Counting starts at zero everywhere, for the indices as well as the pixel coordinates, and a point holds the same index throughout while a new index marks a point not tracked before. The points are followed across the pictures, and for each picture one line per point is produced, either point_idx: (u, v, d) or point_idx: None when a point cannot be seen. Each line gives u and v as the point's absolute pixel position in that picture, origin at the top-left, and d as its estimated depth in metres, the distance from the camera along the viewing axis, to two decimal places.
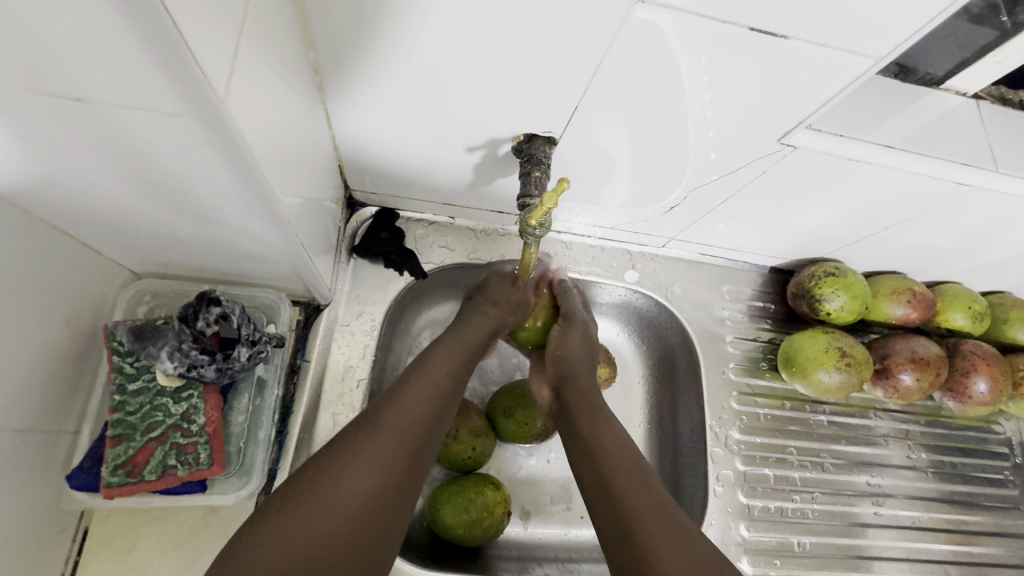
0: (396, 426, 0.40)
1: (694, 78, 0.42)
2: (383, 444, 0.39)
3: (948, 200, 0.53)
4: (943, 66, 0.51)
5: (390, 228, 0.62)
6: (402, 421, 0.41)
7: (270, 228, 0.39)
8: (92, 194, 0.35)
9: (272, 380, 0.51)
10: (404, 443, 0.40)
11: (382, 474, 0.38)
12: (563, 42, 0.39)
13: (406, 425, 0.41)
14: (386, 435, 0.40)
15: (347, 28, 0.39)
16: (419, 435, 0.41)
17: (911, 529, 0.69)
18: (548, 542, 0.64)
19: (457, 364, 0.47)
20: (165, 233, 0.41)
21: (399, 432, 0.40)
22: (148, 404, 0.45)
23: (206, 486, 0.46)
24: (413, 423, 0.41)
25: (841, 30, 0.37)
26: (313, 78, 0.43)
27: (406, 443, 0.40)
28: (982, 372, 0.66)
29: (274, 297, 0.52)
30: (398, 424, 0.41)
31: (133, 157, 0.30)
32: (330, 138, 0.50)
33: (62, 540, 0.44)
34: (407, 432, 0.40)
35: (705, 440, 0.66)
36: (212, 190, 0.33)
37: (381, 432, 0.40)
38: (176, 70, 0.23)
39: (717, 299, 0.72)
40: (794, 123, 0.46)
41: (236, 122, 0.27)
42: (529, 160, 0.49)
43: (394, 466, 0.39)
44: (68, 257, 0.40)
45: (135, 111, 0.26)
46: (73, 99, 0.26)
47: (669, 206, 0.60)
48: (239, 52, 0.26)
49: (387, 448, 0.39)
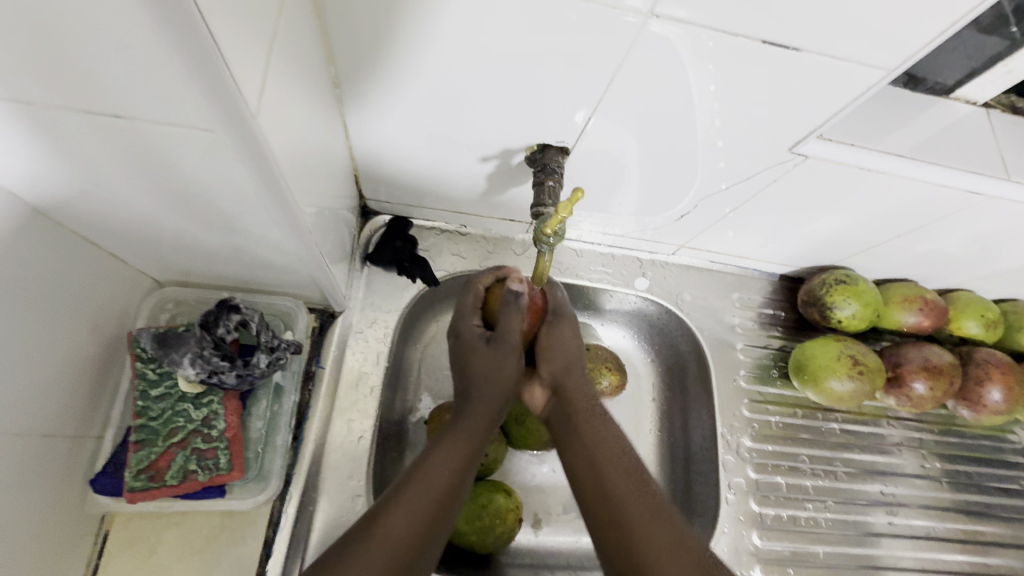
0: (427, 487, 0.42)
1: (705, 89, 0.43)
2: (415, 502, 0.41)
3: (960, 208, 0.53)
4: (952, 75, 0.51)
5: (403, 235, 0.62)
6: (430, 483, 0.42)
7: (290, 238, 0.39)
8: (121, 206, 0.36)
9: (288, 386, 0.52)
10: (437, 500, 0.42)
11: (421, 524, 0.40)
12: (578, 55, 0.40)
13: (442, 480, 0.43)
14: (418, 494, 0.41)
15: (366, 42, 0.40)
16: (449, 493, 0.43)
17: (926, 539, 0.68)
18: (559, 550, 0.64)
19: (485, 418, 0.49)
20: (189, 243, 0.42)
21: (428, 496, 0.42)
22: (169, 410, 0.46)
23: (224, 490, 0.47)
24: (444, 483, 0.43)
25: (850, 43, 0.37)
26: (332, 91, 0.44)
27: (437, 502, 0.42)
28: (996, 380, 0.66)
29: (292, 305, 0.53)
30: (432, 485, 0.42)
31: (163, 170, 0.31)
32: (347, 148, 0.51)
33: (84, 543, 0.45)
34: (439, 490, 0.42)
35: (717, 447, 0.66)
36: (239, 201, 0.34)
37: (412, 490, 0.41)
38: (212, 87, 0.24)
39: (728, 307, 0.72)
40: (805, 133, 0.46)
41: (265, 136, 0.28)
42: (543, 170, 0.50)
43: (430, 519, 0.41)
44: (95, 266, 0.41)
45: (169, 127, 0.27)
46: (110, 116, 0.27)
47: (680, 214, 0.60)
48: (269, 67, 0.27)
49: (423, 504, 0.41)
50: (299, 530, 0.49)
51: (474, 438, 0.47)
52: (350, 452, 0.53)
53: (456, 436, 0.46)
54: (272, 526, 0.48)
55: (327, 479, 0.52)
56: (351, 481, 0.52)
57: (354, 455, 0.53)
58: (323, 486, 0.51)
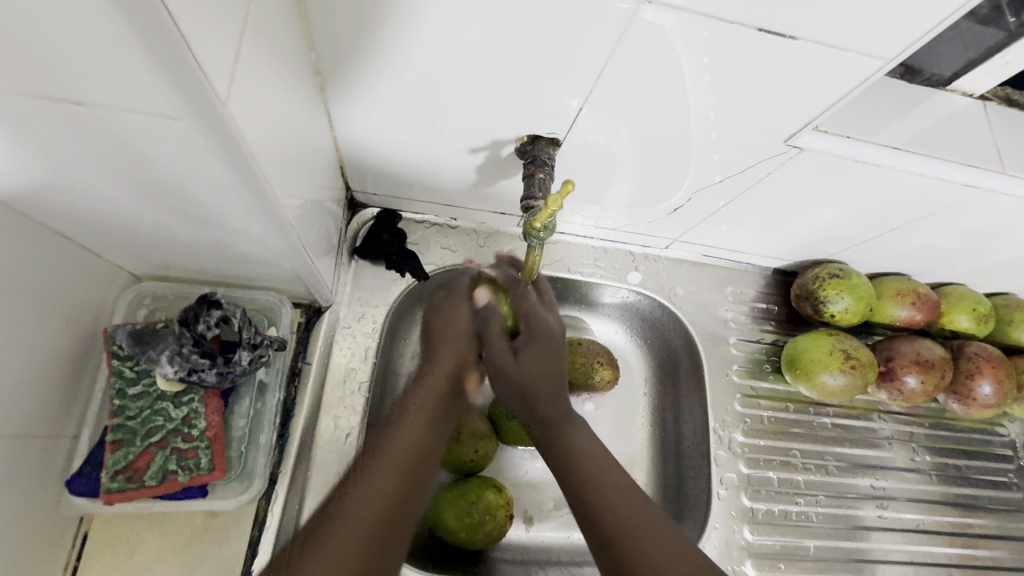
0: (356, 525, 0.44)
1: (697, 80, 0.42)
2: (365, 497, 0.47)
3: (956, 201, 0.53)
4: (950, 67, 0.50)
5: (391, 229, 0.61)
6: (394, 464, 0.50)
7: (271, 231, 0.38)
8: (92, 198, 0.34)
9: (272, 383, 0.50)
10: (372, 521, 0.45)
11: (376, 513, 0.46)
12: (569, 43, 0.39)
13: (374, 507, 0.46)
14: (386, 464, 0.50)
15: (349, 29, 0.39)
16: (390, 512, 0.46)
17: (915, 532, 0.68)
18: (550, 545, 0.63)
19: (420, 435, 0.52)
20: (166, 236, 0.41)
21: (392, 471, 0.49)
22: (148, 409, 0.45)
23: (207, 490, 0.46)
24: (402, 460, 0.50)
25: (849, 31, 0.36)
26: (315, 79, 0.43)
27: (369, 529, 0.45)
28: (986, 374, 0.66)
29: (276, 300, 0.52)
30: (389, 464, 0.50)
31: (132, 161, 0.30)
32: (331, 139, 0.50)
33: (62, 546, 0.44)
34: (398, 467, 0.50)
35: (708, 442, 0.65)
36: (215, 194, 0.33)
37: (386, 467, 0.49)
38: (178, 74, 0.23)
39: (720, 301, 0.71)
40: (801, 125, 0.45)
41: (238, 124, 0.27)
42: (533, 162, 0.49)
43: (382, 512, 0.46)
44: (66, 260, 0.40)
45: (133, 114, 0.26)
46: (69, 102, 0.25)
47: (673, 207, 0.59)
48: (241, 52, 0.26)
49: (377, 496, 0.47)
50: (285, 530, 0.48)
51: (405, 461, 0.50)
52: (336, 449, 0.52)
53: (397, 430, 0.53)
54: (257, 526, 0.47)
55: (314, 476, 0.51)
56: (338, 479, 0.51)
57: (341, 452, 0.52)
58: (309, 484, 0.50)
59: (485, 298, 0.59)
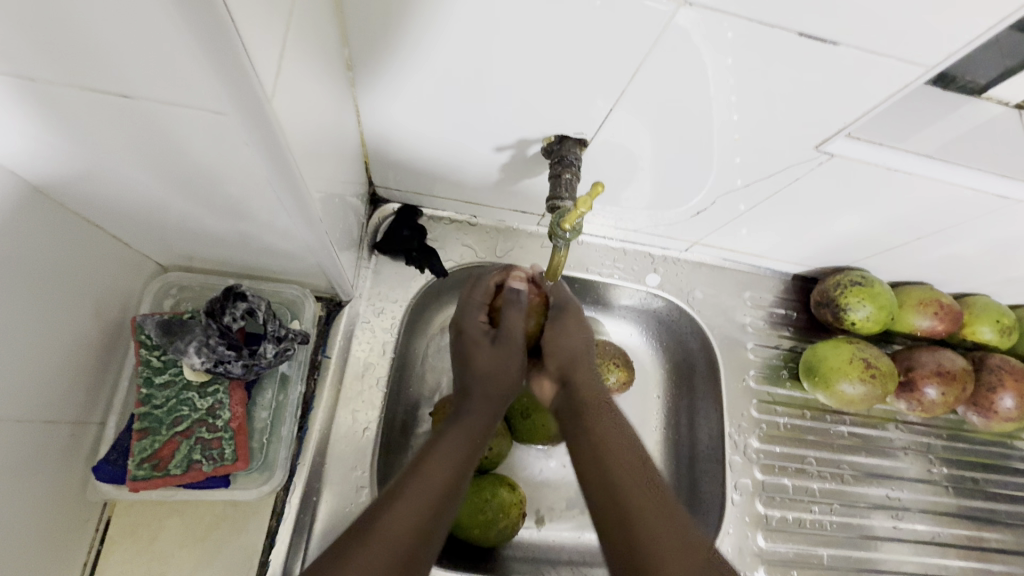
0: (431, 478, 0.43)
1: (724, 81, 0.41)
2: (416, 498, 0.41)
3: (986, 212, 0.52)
4: (986, 75, 0.48)
5: (412, 224, 0.61)
6: (438, 472, 0.43)
7: (301, 226, 0.38)
8: (129, 189, 0.35)
9: (294, 376, 0.51)
10: (443, 489, 0.43)
11: (427, 511, 0.41)
12: (604, 43, 0.39)
13: (444, 471, 0.44)
14: (421, 487, 0.42)
15: (382, 25, 0.38)
16: (454, 479, 0.44)
17: (930, 544, 0.68)
18: (562, 544, 0.64)
19: (481, 413, 0.50)
20: (195, 227, 0.41)
21: (433, 483, 0.42)
22: (173, 398, 0.45)
23: (229, 481, 0.46)
24: (449, 467, 0.44)
25: (891, 38, 0.36)
26: (345, 73, 0.43)
27: (439, 493, 0.42)
28: (1009, 387, 0.65)
29: (299, 293, 0.52)
30: (437, 473, 0.43)
31: (171, 153, 0.30)
32: (357, 133, 0.50)
33: (86, 531, 0.44)
34: (445, 475, 0.43)
35: (723, 447, 0.65)
36: (249, 188, 0.33)
37: (427, 471, 0.43)
38: (225, 68, 0.22)
39: (738, 305, 0.71)
40: (833, 131, 0.45)
41: (279, 120, 0.27)
42: (560, 162, 0.48)
43: (438, 505, 0.42)
44: (97, 249, 0.40)
45: (176, 108, 0.26)
46: (116, 95, 0.25)
47: (696, 210, 0.59)
48: (285, 48, 0.26)
49: (428, 492, 0.42)
50: (303, 521, 0.49)
51: (475, 430, 0.48)
52: (354, 443, 0.53)
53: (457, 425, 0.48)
54: (276, 516, 0.48)
55: (331, 469, 0.51)
56: (355, 473, 0.51)
57: (359, 447, 0.53)
58: (326, 477, 0.51)
59: (519, 286, 0.52)
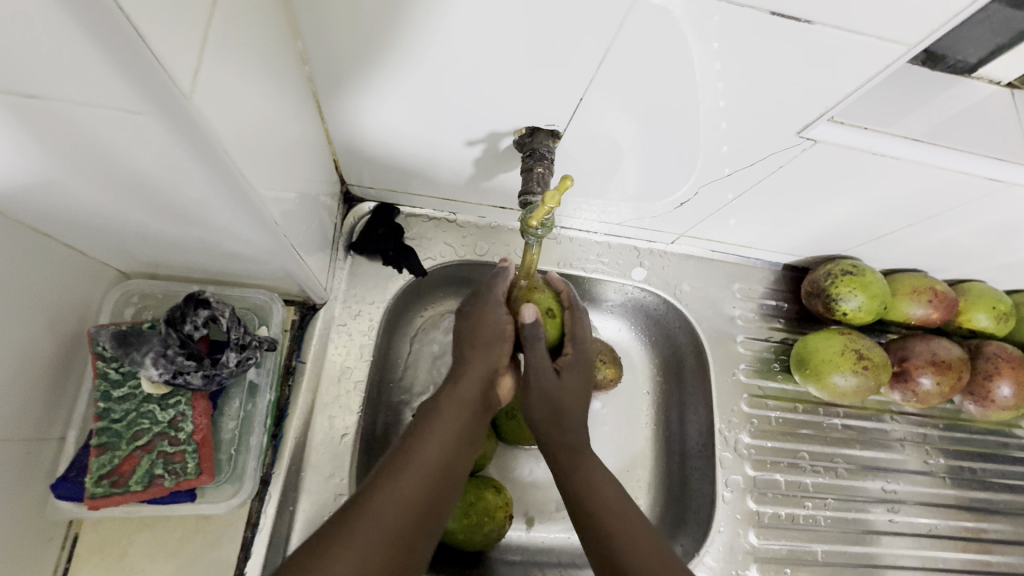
0: (411, 474, 0.41)
1: (704, 66, 0.39)
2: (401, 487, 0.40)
3: (978, 196, 0.50)
4: (977, 53, 0.46)
5: (387, 223, 0.60)
6: (418, 465, 0.42)
7: (257, 230, 0.37)
8: (67, 197, 0.33)
9: (264, 384, 0.49)
10: (421, 494, 0.41)
11: (409, 509, 0.40)
12: (569, 29, 0.37)
13: (424, 469, 0.42)
14: (406, 478, 0.41)
15: (335, 17, 0.37)
16: (437, 475, 0.43)
17: (927, 537, 0.66)
18: (551, 546, 0.62)
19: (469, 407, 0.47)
20: (151, 234, 0.39)
21: (412, 478, 0.41)
22: (133, 411, 0.44)
23: (195, 495, 0.45)
24: (430, 460, 0.43)
25: (869, 16, 0.34)
26: (301, 69, 0.41)
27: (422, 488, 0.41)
28: (1006, 375, 0.63)
29: (267, 297, 0.51)
30: (418, 467, 0.42)
31: (103, 159, 0.28)
32: (322, 131, 0.48)
33: (50, 549, 0.43)
34: (426, 471, 0.42)
35: (713, 443, 0.64)
36: (194, 192, 0.31)
37: (409, 469, 0.42)
38: (130, 62, 0.21)
39: (727, 298, 0.69)
40: (814, 116, 0.43)
41: (205, 118, 0.25)
42: (531, 155, 0.47)
43: (415, 502, 0.41)
44: (48, 259, 0.38)
45: (94, 109, 0.24)
46: (23, 96, 0.23)
47: (679, 201, 0.57)
48: (207, 42, 0.24)
49: (407, 489, 0.41)
50: (279, 531, 0.48)
51: (465, 423, 0.46)
52: (331, 449, 0.51)
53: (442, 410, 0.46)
54: (250, 528, 0.47)
55: (307, 477, 0.50)
56: (332, 480, 0.50)
57: (336, 453, 0.51)
58: (302, 485, 0.49)
59: (531, 316, 0.46)
